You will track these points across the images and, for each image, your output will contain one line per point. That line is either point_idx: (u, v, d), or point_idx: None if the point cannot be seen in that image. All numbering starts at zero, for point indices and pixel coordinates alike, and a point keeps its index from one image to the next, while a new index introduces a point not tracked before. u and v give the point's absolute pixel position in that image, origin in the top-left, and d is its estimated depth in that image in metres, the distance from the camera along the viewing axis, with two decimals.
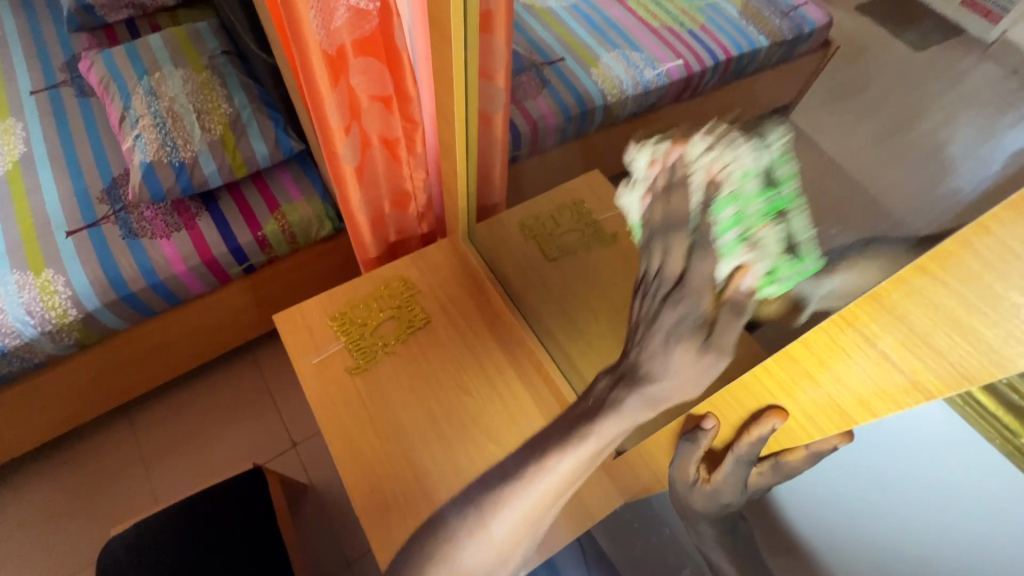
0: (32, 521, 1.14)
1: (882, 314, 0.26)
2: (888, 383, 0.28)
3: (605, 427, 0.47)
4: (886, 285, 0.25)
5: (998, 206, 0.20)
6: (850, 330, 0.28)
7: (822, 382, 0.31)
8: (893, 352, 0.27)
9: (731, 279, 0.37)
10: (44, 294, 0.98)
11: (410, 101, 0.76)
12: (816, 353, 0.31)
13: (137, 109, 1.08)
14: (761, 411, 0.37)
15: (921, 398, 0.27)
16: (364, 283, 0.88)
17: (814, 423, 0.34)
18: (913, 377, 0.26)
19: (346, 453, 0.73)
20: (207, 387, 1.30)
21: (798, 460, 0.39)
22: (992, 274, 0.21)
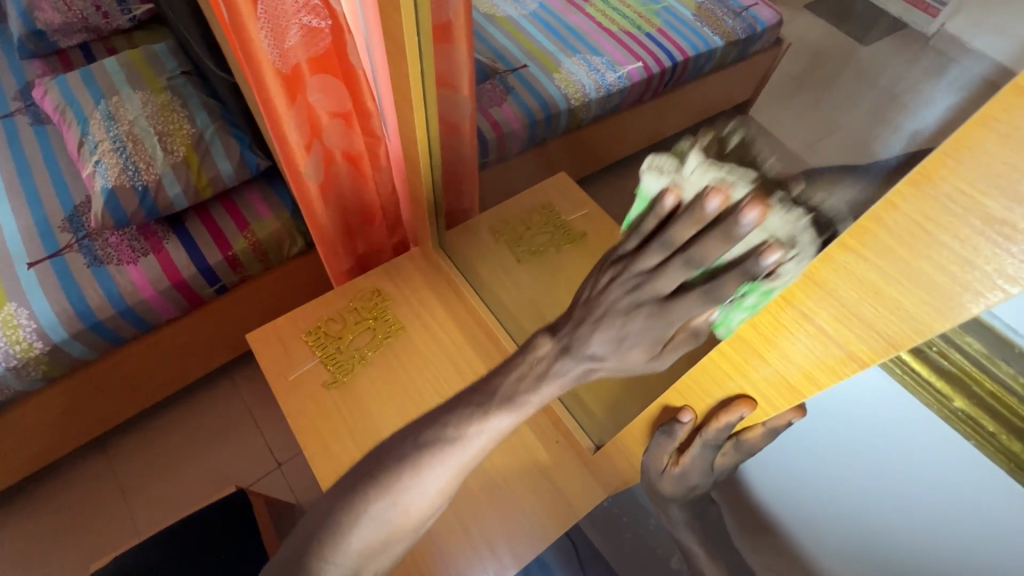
0: (6, 563, 1.10)
1: (815, 291, 0.27)
2: (827, 356, 0.29)
3: (545, 391, 0.46)
4: (815, 263, 0.26)
5: (900, 182, 0.21)
6: (789, 308, 0.29)
7: (770, 359, 0.33)
8: (829, 327, 0.28)
9: (740, 266, 0.30)
10: (6, 329, 0.96)
11: (370, 115, 0.77)
12: (763, 334, 0.32)
13: (96, 135, 1.06)
14: (730, 400, 0.38)
15: (856, 366, 0.28)
16: (338, 296, 0.88)
17: (769, 402, 0.36)
18: (848, 348, 0.28)
19: (328, 467, 0.73)
20: (184, 414, 1.27)
21: (756, 437, 0.41)
22: (905, 247, 0.23)
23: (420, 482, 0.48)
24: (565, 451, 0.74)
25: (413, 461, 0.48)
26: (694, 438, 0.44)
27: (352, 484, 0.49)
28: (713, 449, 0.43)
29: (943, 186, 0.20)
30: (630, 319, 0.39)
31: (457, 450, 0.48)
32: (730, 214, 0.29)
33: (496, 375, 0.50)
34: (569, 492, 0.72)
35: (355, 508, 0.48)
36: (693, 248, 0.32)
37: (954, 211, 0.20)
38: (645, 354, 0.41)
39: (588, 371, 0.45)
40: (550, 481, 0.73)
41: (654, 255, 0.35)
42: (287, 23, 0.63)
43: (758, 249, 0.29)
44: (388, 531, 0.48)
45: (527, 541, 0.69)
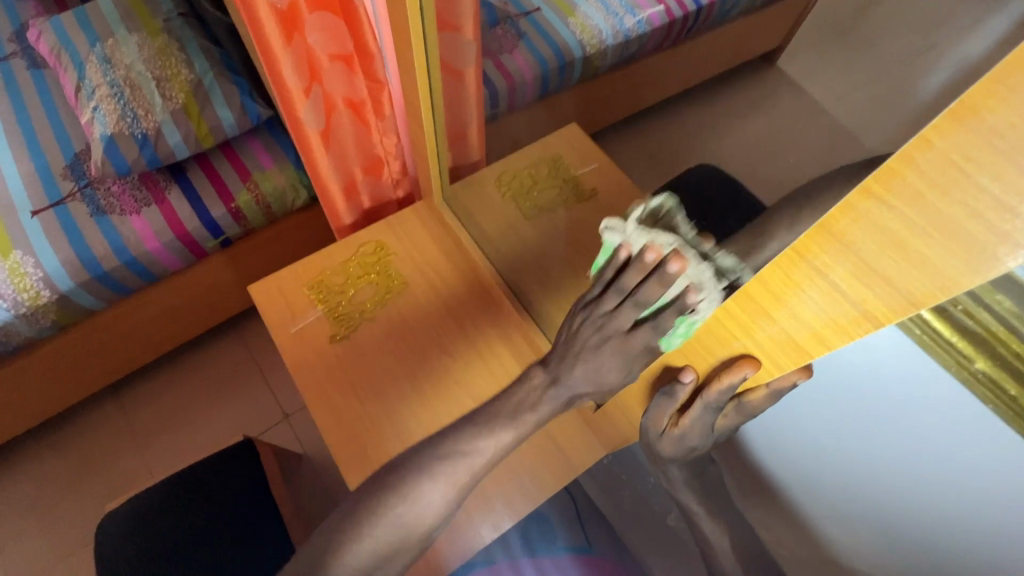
0: (29, 501, 1.15)
1: (832, 244, 0.25)
2: (840, 315, 0.28)
3: (541, 411, 0.62)
4: (834, 211, 0.24)
5: (937, 116, 0.19)
6: (802, 263, 0.27)
7: (778, 319, 0.31)
8: (844, 283, 0.26)
9: (682, 296, 0.37)
10: (13, 276, 0.96)
11: (371, 57, 0.73)
12: (772, 290, 0.30)
13: (93, 80, 1.03)
14: (734, 360, 0.37)
15: (870, 326, 0.27)
16: (339, 249, 0.86)
17: (774, 362, 0.34)
18: (862, 307, 0.26)
19: (331, 420, 0.74)
20: (194, 365, 1.29)
21: (760, 399, 0.39)
22: (937, 193, 0.20)
23: (431, 488, 0.60)
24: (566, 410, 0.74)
25: (429, 469, 0.61)
26: (695, 399, 0.43)
27: (374, 486, 0.61)
28: (714, 411, 0.42)
29: (987, 120, 0.18)
30: (600, 350, 0.47)
31: (463, 461, 0.61)
32: (662, 265, 0.37)
33: (498, 401, 0.64)
34: (569, 449, 0.72)
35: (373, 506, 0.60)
36: (639, 294, 0.40)
37: (998, 151, 0.18)
38: (617, 374, 0.48)
39: (573, 397, 0.58)
40: (549, 437, 0.73)
41: (613, 298, 0.43)
42: None
43: (684, 292, 0.37)
44: (404, 534, 0.59)
45: (525, 494, 0.70)
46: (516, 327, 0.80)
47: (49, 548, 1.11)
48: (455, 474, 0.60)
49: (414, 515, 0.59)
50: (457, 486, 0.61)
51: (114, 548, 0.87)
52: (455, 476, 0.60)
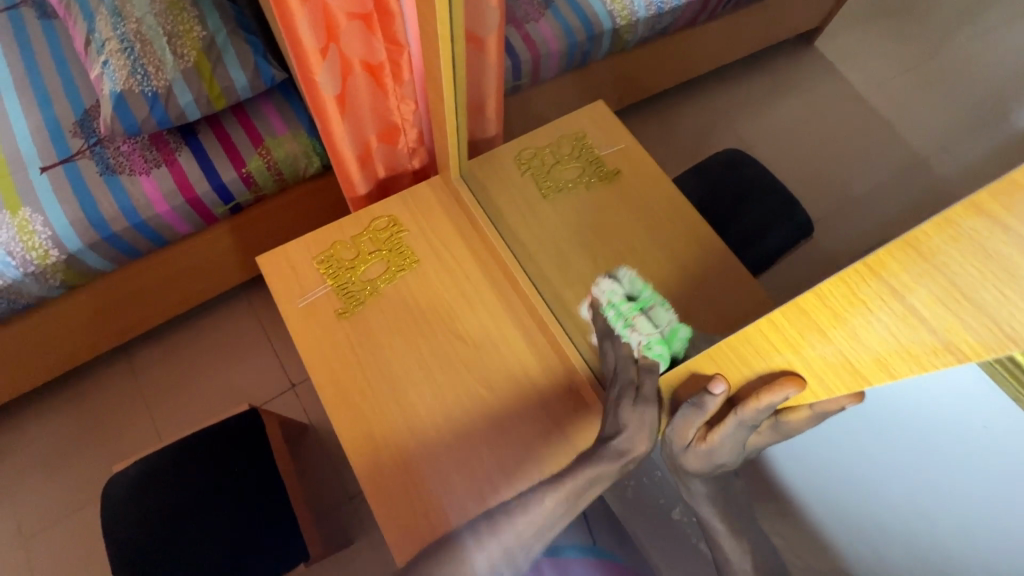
0: (39, 456, 1.16)
1: (916, 263, 0.25)
2: (915, 342, 0.26)
3: (592, 472, 0.58)
4: (927, 228, 0.24)
5: None
6: (874, 280, 0.27)
7: (834, 338, 0.30)
8: (924, 307, 0.25)
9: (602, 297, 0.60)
10: (22, 234, 0.94)
11: (393, 19, 0.69)
12: (831, 308, 0.29)
13: (103, 33, 0.99)
14: (777, 378, 0.34)
15: (951, 360, 0.25)
16: (351, 223, 0.84)
17: (822, 383, 0.32)
18: (945, 337, 0.25)
19: (337, 398, 0.72)
20: (202, 330, 1.29)
21: (800, 420, 0.38)
22: None
23: (488, 543, 0.59)
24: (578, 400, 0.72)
25: (486, 527, 0.60)
26: (728, 415, 0.40)
27: (431, 549, 0.60)
28: (747, 428, 0.39)
29: None
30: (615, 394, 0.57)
31: (514, 521, 0.59)
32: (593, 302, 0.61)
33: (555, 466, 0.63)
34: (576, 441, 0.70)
35: (440, 557, 0.59)
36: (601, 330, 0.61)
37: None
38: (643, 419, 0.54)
39: (621, 453, 0.57)
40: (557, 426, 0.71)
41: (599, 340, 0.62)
42: None
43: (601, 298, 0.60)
44: None
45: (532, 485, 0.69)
46: (529, 312, 0.76)
47: (58, 502, 1.13)
48: (508, 538, 0.59)
49: (474, 574, 0.58)
50: (510, 548, 0.59)
51: (120, 507, 0.89)
52: (511, 540, 0.59)
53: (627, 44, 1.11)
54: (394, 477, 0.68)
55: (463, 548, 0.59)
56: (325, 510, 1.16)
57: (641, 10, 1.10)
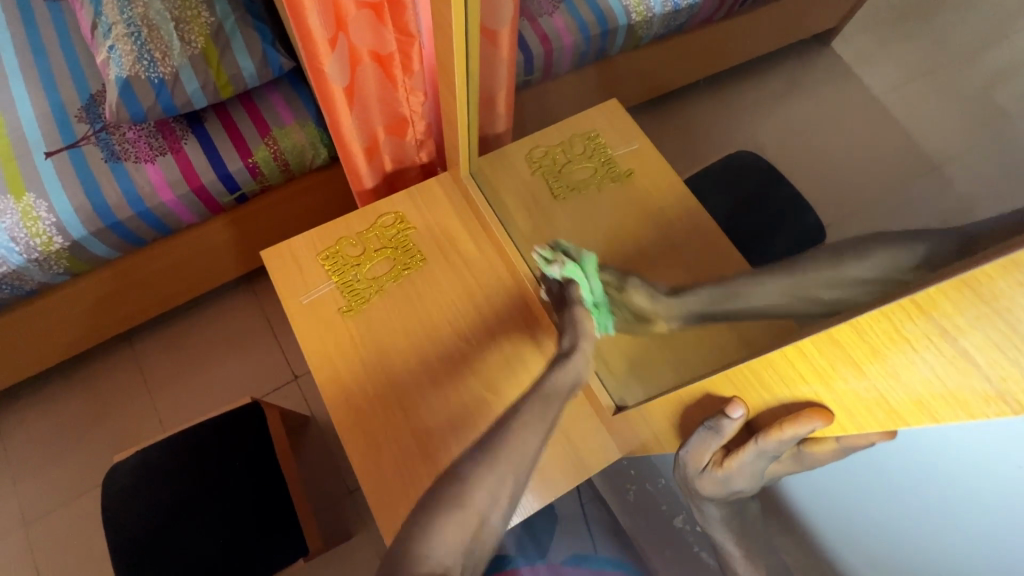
0: (43, 441, 1.16)
1: (973, 305, 0.23)
2: (963, 388, 0.24)
3: (560, 375, 0.63)
4: (992, 269, 0.22)
5: None
6: (920, 319, 0.25)
7: (870, 373, 0.28)
8: (979, 353, 0.23)
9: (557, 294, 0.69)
10: (26, 220, 0.93)
11: (403, 9, 0.67)
12: (870, 342, 0.28)
13: (110, 17, 0.97)
14: (800, 411, 0.33)
15: (1003, 410, 0.23)
16: (357, 218, 0.82)
17: (853, 418, 0.31)
18: (999, 386, 0.23)
19: (339, 398, 0.71)
20: (206, 320, 1.28)
21: (823, 451, 0.36)
22: None
23: (490, 464, 0.53)
24: (584, 406, 0.71)
25: (484, 454, 0.54)
26: (746, 442, 0.39)
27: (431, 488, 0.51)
28: (765, 458, 0.39)
29: None
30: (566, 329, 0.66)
31: (506, 440, 0.56)
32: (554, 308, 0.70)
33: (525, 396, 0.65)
34: (581, 446, 0.69)
35: (444, 488, 0.50)
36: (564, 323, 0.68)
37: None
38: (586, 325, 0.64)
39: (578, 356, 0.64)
40: (563, 431, 0.70)
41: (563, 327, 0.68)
42: None
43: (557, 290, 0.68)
44: (471, 515, 0.48)
45: (537, 492, 0.67)
46: (537, 315, 0.75)
47: (60, 488, 1.13)
48: (504, 466, 0.53)
49: (476, 495, 0.49)
50: (508, 470, 0.53)
51: (120, 496, 0.89)
52: (513, 463, 0.54)
53: (640, 40, 1.09)
54: (394, 480, 0.67)
55: (456, 476, 0.51)
56: (324, 503, 1.15)
57: (657, 6, 1.09)
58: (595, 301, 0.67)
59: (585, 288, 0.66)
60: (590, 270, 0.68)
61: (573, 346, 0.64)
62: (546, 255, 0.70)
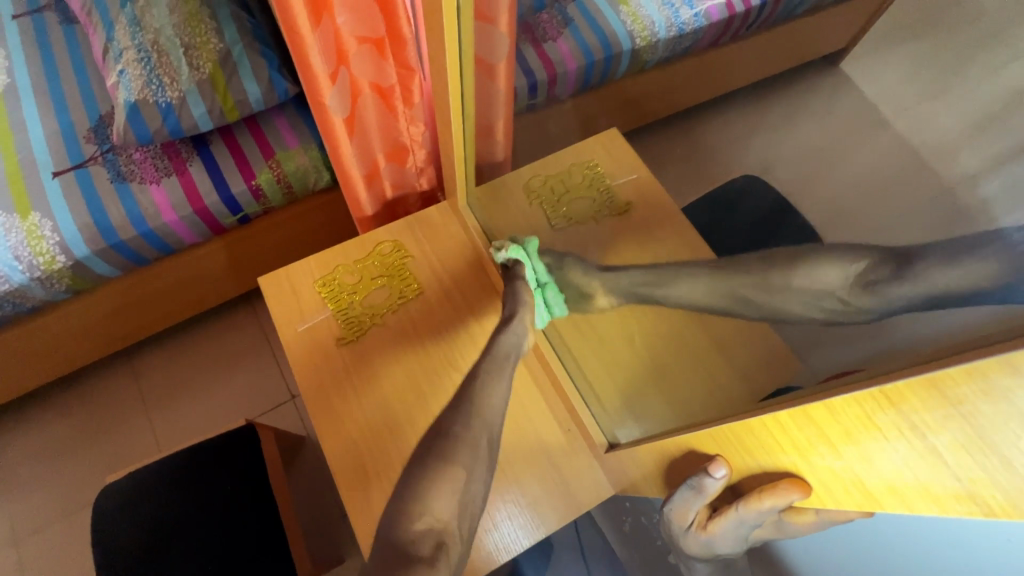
0: (39, 457, 1.17)
1: (937, 402, 0.25)
2: (934, 481, 0.26)
3: (507, 336, 0.64)
4: (956, 373, 0.23)
5: None
6: (891, 410, 0.27)
7: (846, 455, 0.30)
8: (947, 450, 0.25)
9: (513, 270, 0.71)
10: (30, 239, 0.94)
11: (404, 45, 0.68)
12: (843, 425, 0.29)
13: (121, 42, 0.99)
14: (779, 482, 0.34)
15: (972, 508, 0.25)
16: (355, 246, 0.83)
17: (830, 493, 0.32)
18: (968, 485, 0.25)
19: (331, 429, 0.71)
20: (206, 337, 1.29)
21: (803, 521, 0.37)
22: None
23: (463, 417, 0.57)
24: (576, 441, 0.70)
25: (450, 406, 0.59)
26: (730, 507, 0.40)
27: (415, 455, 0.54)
28: (746, 524, 0.40)
29: None
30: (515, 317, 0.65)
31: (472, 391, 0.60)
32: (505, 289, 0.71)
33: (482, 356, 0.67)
34: (572, 482, 0.69)
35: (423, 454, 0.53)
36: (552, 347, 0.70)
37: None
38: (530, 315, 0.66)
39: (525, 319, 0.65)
40: (556, 468, 0.69)
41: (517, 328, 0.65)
42: None
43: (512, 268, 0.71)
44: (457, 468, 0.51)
45: (527, 531, 0.66)
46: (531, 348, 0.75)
47: (54, 505, 1.13)
48: (480, 420, 0.57)
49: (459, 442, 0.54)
50: (482, 416, 0.57)
51: (112, 519, 0.89)
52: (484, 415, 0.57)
53: (645, 64, 1.11)
54: (382, 514, 0.66)
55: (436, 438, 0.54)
56: (316, 526, 1.14)
57: (662, 30, 1.10)
58: (539, 280, 0.72)
59: (529, 268, 0.71)
60: (532, 250, 0.73)
61: (513, 311, 0.66)
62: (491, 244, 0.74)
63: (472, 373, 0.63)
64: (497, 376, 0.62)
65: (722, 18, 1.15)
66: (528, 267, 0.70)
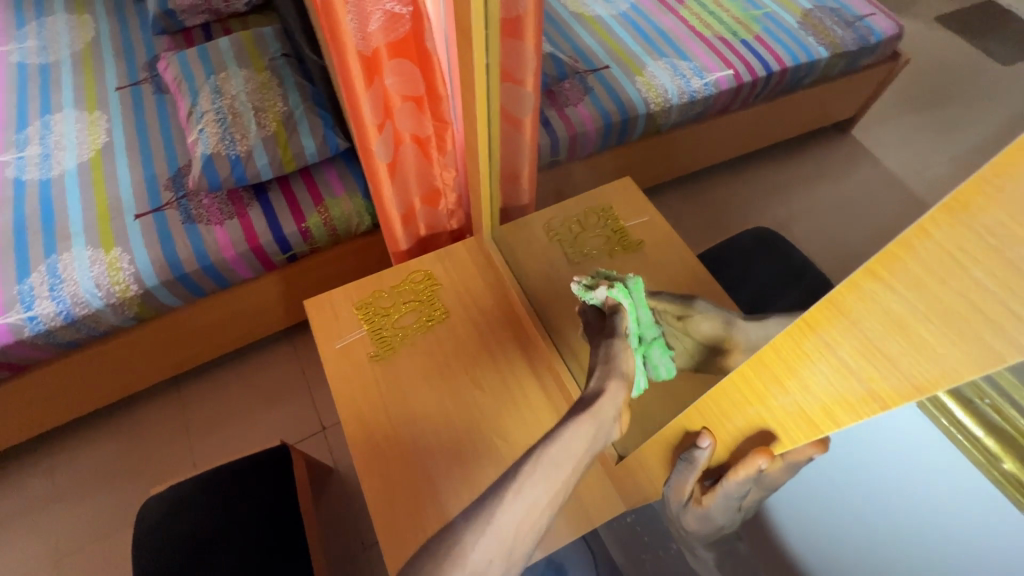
0: (90, 477, 1.24)
1: (839, 319, 0.28)
2: (849, 392, 0.30)
3: (582, 423, 0.55)
4: (842, 288, 0.27)
5: (935, 210, 0.22)
6: (812, 334, 0.31)
7: (790, 388, 0.34)
8: (851, 359, 0.29)
9: (614, 312, 0.63)
10: (111, 270, 1.08)
11: (441, 100, 0.80)
12: (785, 359, 0.33)
13: (203, 106, 1.17)
14: (748, 453, 0.40)
15: (879, 406, 0.29)
16: (391, 274, 0.92)
17: (785, 430, 0.36)
18: (869, 386, 0.29)
19: (361, 436, 0.76)
20: (248, 369, 1.38)
21: (778, 470, 0.42)
22: (936, 279, 0.23)
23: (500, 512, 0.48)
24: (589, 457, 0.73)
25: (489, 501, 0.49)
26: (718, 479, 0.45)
27: None
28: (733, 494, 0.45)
29: (979, 216, 0.21)
30: (607, 383, 0.57)
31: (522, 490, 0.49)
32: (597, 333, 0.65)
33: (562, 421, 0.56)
34: (585, 492, 0.71)
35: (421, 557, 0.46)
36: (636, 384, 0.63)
37: (988, 246, 0.21)
38: (620, 386, 0.57)
39: (614, 386, 0.57)
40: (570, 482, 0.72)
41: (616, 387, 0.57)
42: (370, 8, 0.66)
43: (610, 306, 0.63)
44: None
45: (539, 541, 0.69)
46: (552, 375, 0.80)
47: (98, 522, 1.19)
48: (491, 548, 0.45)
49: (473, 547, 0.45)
50: (516, 528, 0.47)
51: (154, 528, 0.95)
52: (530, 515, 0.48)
53: (661, 125, 1.22)
54: (405, 519, 0.70)
55: None
56: (339, 557, 1.16)
57: (674, 97, 1.23)
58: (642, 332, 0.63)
59: (632, 318, 0.62)
60: (636, 293, 0.63)
61: (602, 383, 0.58)
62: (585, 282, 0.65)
63: (523, 469, 0.51)
64: (557, 474, 0.51)
65: (731, 86, 1.25)
66: (629, 313, 0.62)
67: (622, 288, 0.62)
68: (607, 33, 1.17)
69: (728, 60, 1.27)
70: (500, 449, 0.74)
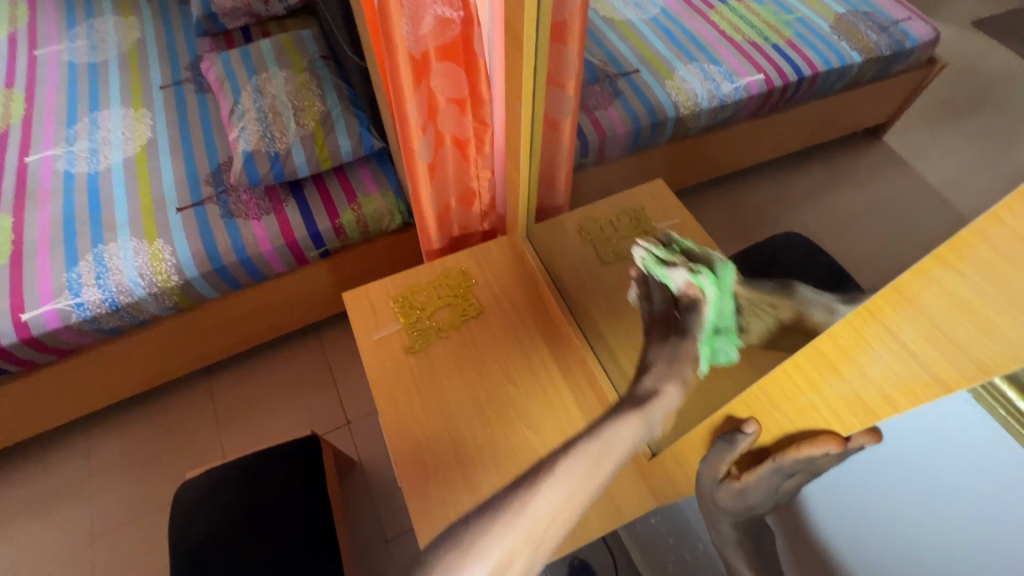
0: (123, 461, 1.28)
1: (903, 305, 0.30)
2: (911, 376, 0.31)
3: (621, 428, 0.51)
4: (908, 275, 0.28)
5: (1009, 197, 0.23)
6: (873, 322, 0.32)
7: (846, 375, 0.36)
8: (915, 344, 0.30)
9: (684, 292, 0.57)
10: (153, 260, 1.11)
11: (482, 103, 0.82)
12: (843, 347, 0.35)
13: (245, 105, 1.22)
14: (816, 436, 0.41)
15: (940, 390, 0.30)
16: (426, 270, 0.94)
17: (839, 419, 0.38)
18: (933, 371, 0.30)
19: (397, 425, 0.78)
20: (276, 362, 1.41)
21: (828, 458, 0.43)
22: (1008, 264, 0.24)
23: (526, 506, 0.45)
24: None
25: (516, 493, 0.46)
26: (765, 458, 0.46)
27: None
28: (780, 474, 0.45)
29: None
30: (663, 383, 0.55)
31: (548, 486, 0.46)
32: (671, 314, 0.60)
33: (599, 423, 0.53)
34: (615, 488, 0.72)
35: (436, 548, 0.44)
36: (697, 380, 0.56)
37: None
38: (676, 392, 0.54)
39: (664, 389, 0.54)
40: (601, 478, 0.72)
41: (674, 391, 0.54)
42: (422, 12, 0.68)
43: (684, 287, 0.56)
44: None
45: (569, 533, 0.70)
46: (583, 372, 0.81)
47: (131, 507, 1.23)
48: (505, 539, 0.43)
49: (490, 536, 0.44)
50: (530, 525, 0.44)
51: (191, 511, 0.98)
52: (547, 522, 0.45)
53: (690, 129, 1.23)
54: (440, 506, 0.72)
55: None
56: (362, 549, 1.18)
57: (704, 101, 1.25)
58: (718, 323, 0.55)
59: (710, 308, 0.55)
60: (723, 281, 0.56)
61: (654, 388, 0.55)
62: (659, 255, 0.59)
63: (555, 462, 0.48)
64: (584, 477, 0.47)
65: (762, 91, 1.26)
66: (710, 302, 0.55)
67: (704, 271, 0.55)
68: (641, 40, 1.19)
69: (759, 64, 1.29)
70: (533, 441, 0.76)
